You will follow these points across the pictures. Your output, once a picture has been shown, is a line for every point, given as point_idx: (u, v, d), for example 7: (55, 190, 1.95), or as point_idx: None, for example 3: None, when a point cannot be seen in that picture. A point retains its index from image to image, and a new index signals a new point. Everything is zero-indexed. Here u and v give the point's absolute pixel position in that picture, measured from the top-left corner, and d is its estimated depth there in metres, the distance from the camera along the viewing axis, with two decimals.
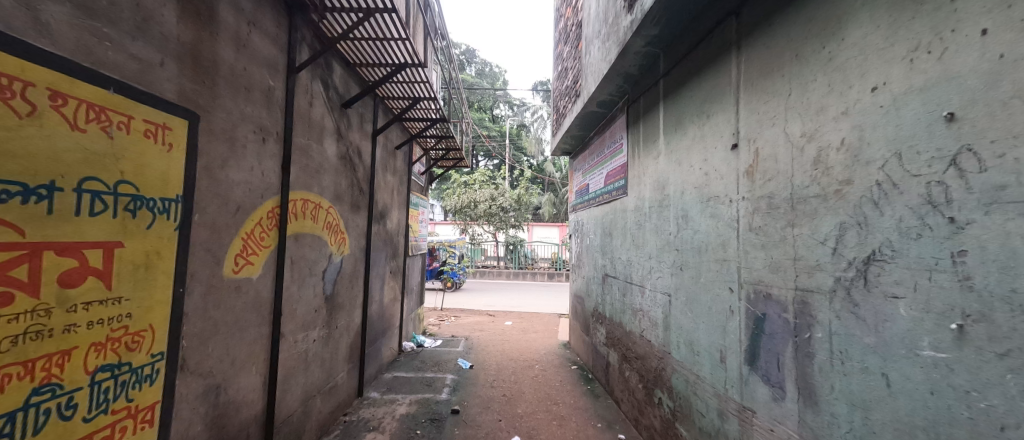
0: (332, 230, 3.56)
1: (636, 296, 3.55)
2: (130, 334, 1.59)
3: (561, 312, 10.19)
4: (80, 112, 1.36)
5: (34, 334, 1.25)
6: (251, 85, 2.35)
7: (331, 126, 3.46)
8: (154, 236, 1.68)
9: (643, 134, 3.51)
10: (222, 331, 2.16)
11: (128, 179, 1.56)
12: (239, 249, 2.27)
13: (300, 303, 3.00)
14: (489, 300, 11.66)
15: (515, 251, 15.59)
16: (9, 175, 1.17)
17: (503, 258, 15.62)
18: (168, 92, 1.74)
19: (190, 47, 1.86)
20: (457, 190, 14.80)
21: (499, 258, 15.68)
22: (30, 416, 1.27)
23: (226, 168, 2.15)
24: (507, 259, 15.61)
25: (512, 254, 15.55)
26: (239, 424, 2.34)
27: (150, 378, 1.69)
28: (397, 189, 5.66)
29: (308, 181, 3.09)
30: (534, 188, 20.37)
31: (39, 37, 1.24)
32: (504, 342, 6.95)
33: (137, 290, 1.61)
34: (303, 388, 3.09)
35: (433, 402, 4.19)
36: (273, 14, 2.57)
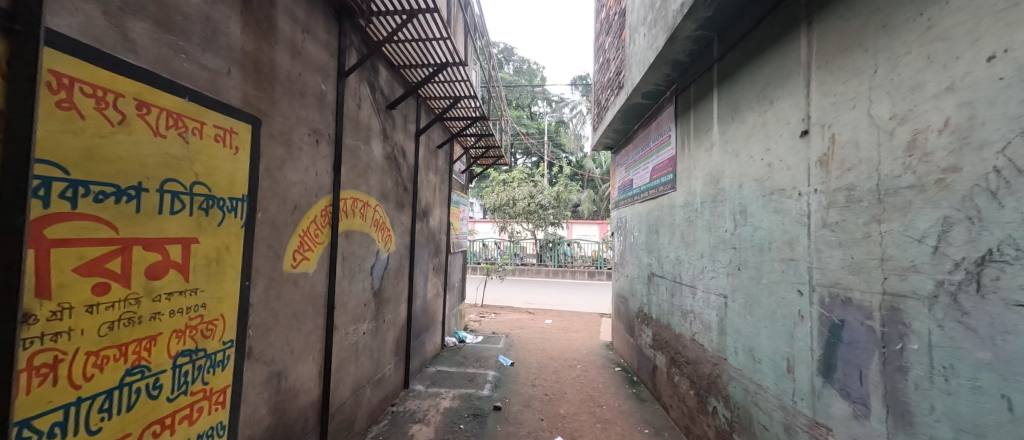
0: (379, 227, 3.69)
1: (686, 297, 3.36)
2: (205, 323, 1.73)
3: (600, 311, 10.00)
4: (160, 119, 1.49)
5: (127, 321, 1.39)
6: (305, 90, 2.48)
7: (377, 127, 3.59)
8: (223, 233, 1.82)
9: (693, 124, 3.31)
10: (283, 322, 2.30)
11: (201, 180, 1.70)
12: (297, 245, 2.40)
13: (350, 297, 3.15)
14: (529, 298, 11.65)
15: (554, 249, 15.52)
16: (104, 178, 1.29)
17: (542, 256, 15.60)
18: (234, 98, 1.87)
19: (251, 55, 1.98)
20: (496, 188, 14.96)
21: (538, 256, 15.69)
22: (125, 393, 1.41)
23: (285, 169, 2.28)
24: (546, 257, 15.59)
25: (551, 252, 15.52)
26: (298, 411, 2.49)
27: (221, 364, 1.83)
28: (439, 187, 5.78)
29: (356, 180, 3.22)
30: (574, 185, 20.09)
31: (125, 52, 1.36)
32: (544, 341, 6.89)
33: (210, 281, 1.74)
34: (353, 379, 3.23)
35: (475, 398, 4.23)
36: (324, 21, 2.70)
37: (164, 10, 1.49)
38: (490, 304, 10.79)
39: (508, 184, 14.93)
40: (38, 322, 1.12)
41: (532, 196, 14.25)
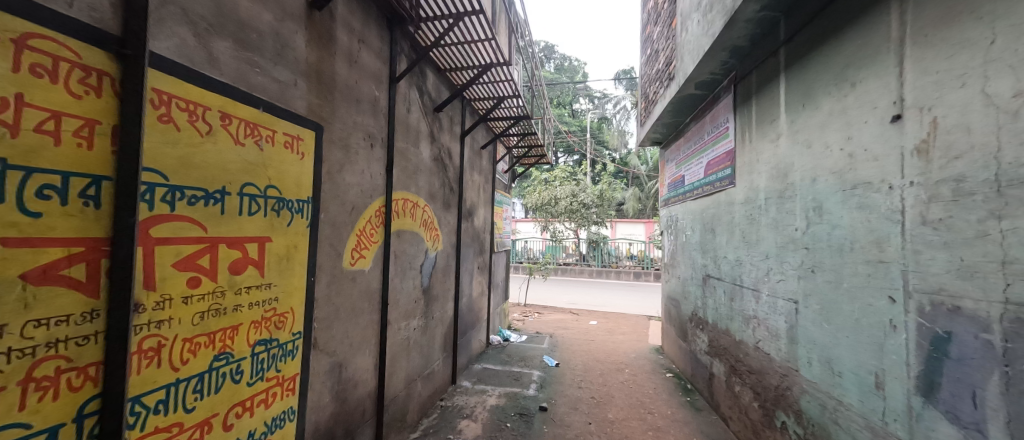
0: (428, 227, 3.82)
1: (748, 301, 3.12)
2: (278, 315, 1.88)
3: (647, 314, 9.64)
4: (239, 128, 1.63)
5: (214, 311, 1.54)
6: (361, 97, 2.61)
7: (425, 130, 3.70)
8: (292, 232, 1.96)
9: (756, 113, 3.06)
10: (343, 316, 2.44)
11: (274, 184, 1.84)
12: (354, 244, 2.54)
13: (402, 294, 3.28)
14: (572, 298, 11.49)
15: (598, 248, 15.19)
16: (195, 183, 1.44)
17: (586, 256, 15.34)
18: (300, 107, 2.01)
19: (314, 66, 2.12)
20: (539, 187, 14.91)
21: (582, 256, 15.43)
22: (214, 377, 1.57)
23: (343, 172, 2.42)
24: (589, 257, 15.31)
25: (595, 251, 15.22)
26: (357, 400, 2.64)
27: (291, 353, 1.98)
28: (483, 187, 5.87)
29: (407, 182, 3.35)
30: (617, 182, 19.51)
31: (210, 69, 1.50)
32: (589, 342, 6.76)
33: (281, 277, 1.89)
34: (406, 372, 3.37)
35: (521, 397, 4.24)
36: (377, 30, 2.82)
37: (242, 29, 1.64)
38: (533, 304, 10.79)
39: (550, 183, 14.84)
40: (146, 310, 1.27)
41: (575, 195, 14.03)
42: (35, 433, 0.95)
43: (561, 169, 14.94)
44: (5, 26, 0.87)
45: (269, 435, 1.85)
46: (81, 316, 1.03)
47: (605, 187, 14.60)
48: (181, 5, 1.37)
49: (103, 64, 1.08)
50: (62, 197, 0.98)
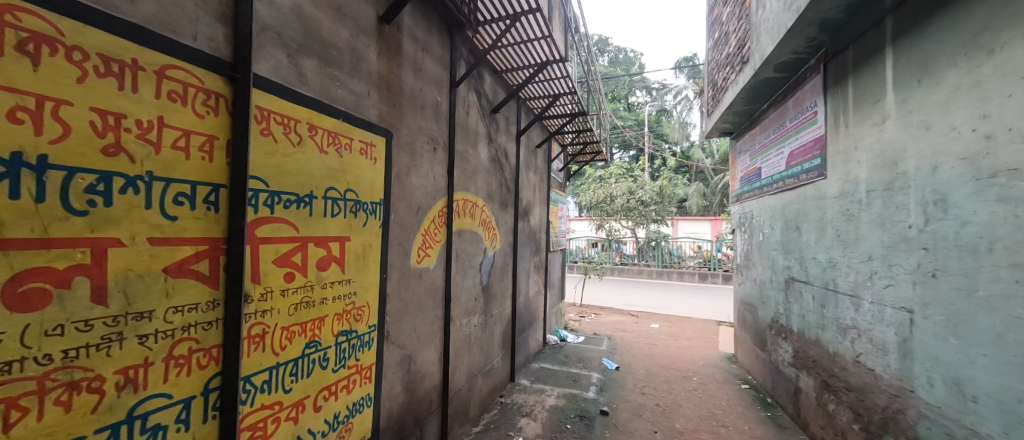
0: (486, 226, 3.90)
1: (844, 308, 2.75)
2: (356, 308, 2.04)
3: (713, 318, 8.98)
4: (323, 138, 1.79)
5: (305, 304, 1.71)
6: (425, 103, 2.74)
7: (483, 132, 3.79)
8: (367, 232, 2.11)
9: (854, 94, 2.68)
10: (411, 311, 2.58)
11: (352, 187, 2.00)
12: (420, 243, 2.68)
13: (463, 291, 3.39)
14: (631, 299, 11.04)
15: (658, 248, 14.46)
16: (288, 188, 1.61)
17: (645, 256, 14.68)
18: (372, 116, 2.16)
19: (383, 76, 2.27)
20: (594, 184, 14.57)
21: (641, 255, 14.79)
22: (306, 361, 1.74)
23: (410, 175, 2.56)
24: (649, 257, 14.63)
25: (654, 251, 14.51)
26: (425, 391, 2.78)
27: (368, 344, 2.13)
28: (539, 186, 5.87)
29: (466, 183, 3.45)
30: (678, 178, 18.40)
31: (300, 85, 1.67)
32: (651, 346, 6.45)
33: (359, 273, 2.05)
34: (467, 367, 3.47)
35: (581, 399, 4.17)
36: (439, 37, 2.94)
37: (324, 48, 1.80)
38: (588, 304, 10.57)
39: (605, 181, 14.43)
40: (253, 301, 1.45)
41: (632, 192, 13.46)
42: (175, 402, 1.12)
43: (617, 165, 14.46)
44: (148, 60, 1.03)
45: (350, 418, 2.01)
46: (206, 305, 1.20)
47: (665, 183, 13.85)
48: (276, 30, 1.54)
49: (219, 86, 1.24)
50: (191, 202, 1.15)
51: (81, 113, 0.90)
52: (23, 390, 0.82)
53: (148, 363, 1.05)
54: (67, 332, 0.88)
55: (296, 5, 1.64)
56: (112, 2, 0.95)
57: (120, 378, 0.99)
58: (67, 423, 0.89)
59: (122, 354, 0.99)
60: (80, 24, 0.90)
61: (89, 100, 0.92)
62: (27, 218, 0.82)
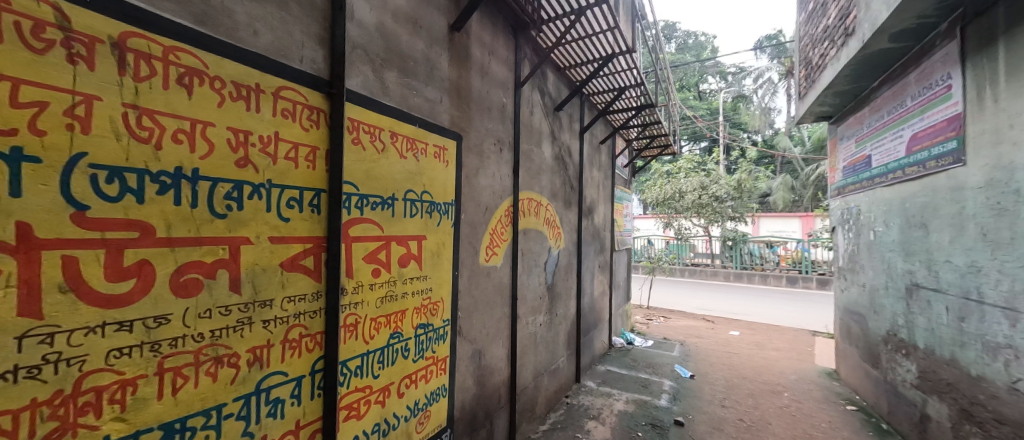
0: (551, 225, 3.90)
1: (996, 324, 2.26)
2: (432, 303, 2.16)
3: (804, 327, 7.96)
4: (403, 144, 1.93)
5: (389, 297, 1.86)
6: (492, 105, 2.81)
7: (547, 130, 3.78)
8: (441, 231, 2.23)
9: (1008, 60, 2.18)
10: (481, 308, 2.67)
11: (428, 189, 2.12)
12: (488, 242, 2.75)
13: (529, 290, 3.42)
14: (706, 303, 10.23)
15: (736, 248, 13.20)
16: (374, 192, 1.76)
17: (721, 256, 13.50)
18: (444, 121, 2.27)
19: (454, 82, 2.37)
20: (661, 180, 13.77)
21: (716, 256, 13.64)
22: (391, 350, 1.89)
23: (479, 176, 2.64)
24: (725, 258, 13.42)
25: (731, 251, 13.28)
26: (494, 386, 2.85)
27: (443, 337, 2.25)
28: (603, 184, 5.70)
29: (531, 182, 3.47)
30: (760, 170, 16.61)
31: (383, 96, 1.81)
32: (731, 355, 5.90)
33: (434, 270, 2.17)
34: (534, 365, 3.50)
35: (652, 407, 3.96)
36: (504, 40, 2.99)
37: (403, 59, 1.93)
38: (656, 307, 10.02)
39: (674, 176, 13.56)
40: (348, 293, 1.61)
41: (704, 187, 12.47)
42: (290, 379, 1.29)
43: (687, 159, 13.54)
44: (267, 83, 1.19)
45: (428, 406, 2.14)
46: (312, 295, 1.36)
47: (744, 176, 12.62)
48: (363, 47, 1.69)
49: (320, 102, 1.39)
50: (300, 206, 1.31)
51: (221, 132, 1.07)
52: (184, 361, 1.00)
53: (270, 344, 1.22)
54: (213, 315, 1.06)
55: (380, 22, 1.79)
56: (241, 36, 1.12)
57: (250, 356, 1.16)
58: (214, 391, 1.07)
59: (251, 335, 1.16)
60: (220, 57, 1.06)
61: (226, 120, 1.09)
62: (186, 221, 0.99)
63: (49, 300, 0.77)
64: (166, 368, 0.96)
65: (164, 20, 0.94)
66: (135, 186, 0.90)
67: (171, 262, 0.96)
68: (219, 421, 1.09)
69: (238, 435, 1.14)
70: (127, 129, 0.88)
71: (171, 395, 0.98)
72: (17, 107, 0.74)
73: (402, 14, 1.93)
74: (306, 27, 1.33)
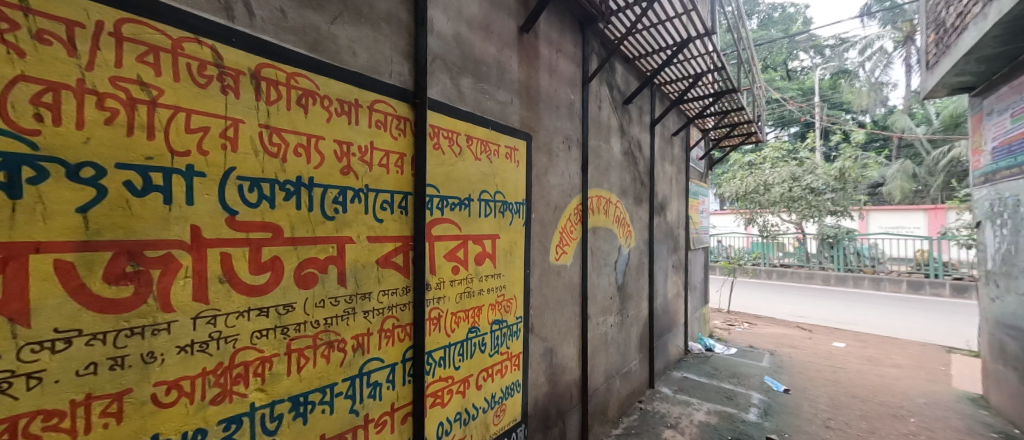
0: (621, 223, 3.76)
1: None
2: (506, 300, 2.22)
3: (934, 342, 6.66)
4: (477, 147, 2.00)
5: (467, 293, 1.95)
6: (560, 103, 2.79)
7: (616, 125, 3.64)
8: (513, 230, 2.28)
9: None
10: (551, 307, 2.67)
11: (500, 189, 2.17)
12: (558, 240, 2.75)
13: (599, 289, 3.34)
14: (800, 310, 9.07)
15: (838, 247, 11.51)
16: (452, 193, 1.86)
17: (819, 256, 11.88)
18: (515, 122, 2.31)
19: (523, 83, 2.41)
20: (742, 172, 12.48)
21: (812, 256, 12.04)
22: (469, 344, 1.97)
23: (548, 175, 2.64)
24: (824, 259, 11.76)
25: (832, 251, 11.62)
26: (566, 386, 2.84)
27: (516, 334, 2.30)
28: (676, 178, 5.35)
29: (600, 179, 3.38)
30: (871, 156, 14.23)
31: (460, 102, 1.90)
32: (836, 370, 5.15)
33: (507, 267, 2.23)
34: (605, 367, 3.41)
35: (738, 420, 3.62)
36: (571, 36, 2.95)
37: (477, 65, 2.01)
38: (738, 311, 9.13)
39: (758, 167, 12.20)
40: (432, 288, 1.73)
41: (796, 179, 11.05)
42: (386, 364, 1.42)
43: (774, 147, 12.16)
44: (364, 98, 1.33)
45: (504, 400, 2.21)
46: (402, 290, 1.48)
47: (849, 164, 10.95)
48: (441, 57, 1.80)
49: (406, 112, 1.50)
50: (391, 208, 1.43)
51: (329, 144, 1.22)
52: (305, 344, 1.16)
53: (369, 333, 1.35)
54: (326, 304, 1.21)
55: (456, 31, 1.88)
56: (343, 58, 1.27)
57: (355, 342, 1.30)
58: (328, 372, 1.22)
59: (355, 324, 1.30)
60: (328, 78, 1.21)
61: (333, 133, 1.23)
62: (304, 223, 1.14)
63: (213, 288, 0.95)
64: (293, 348, 1.12)
65: (287, 50, 1.10)
66: (268, 194, 1.06)
67: (294, 258, 1.12)
68: (332, 398, 1.24)
69: (347, 412, 1.29)
70: (262, 146, 1.05)
71: (296, 373, 1.14)
72: (190, 132, 0.91)
73: (476, 22, 2.01)
74: (394, 44, 1.46)
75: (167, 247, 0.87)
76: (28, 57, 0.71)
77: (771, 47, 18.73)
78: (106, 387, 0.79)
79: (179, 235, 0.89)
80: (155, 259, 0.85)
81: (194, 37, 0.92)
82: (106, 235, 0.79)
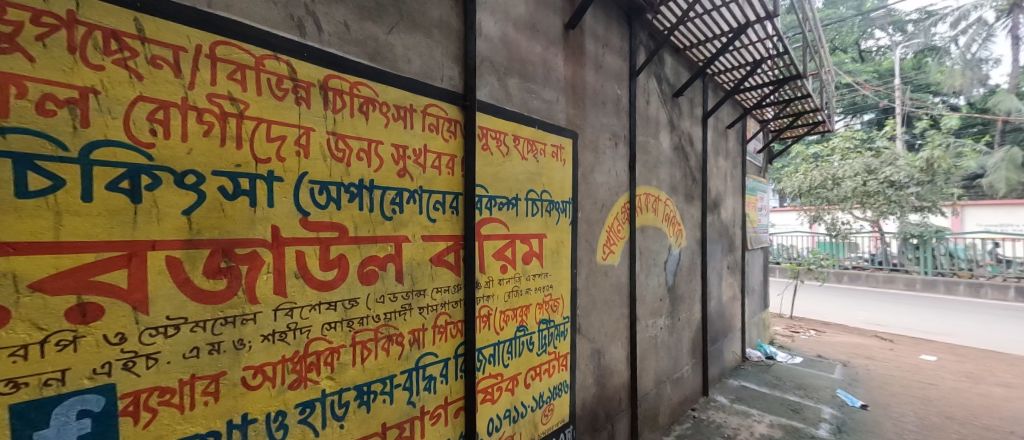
0: (671, 221, 3.60)
1: None
2: (553, 300, 2.21)
3: None
4: (524, 146, 2.01)
5: (515, 292, 1.97)
6: (607, 99, 2.73)
7: (665, 119, 3.49)
8: (559, 229, 2.26)
9: None
10: (599, 307, 2.62)
11: (547, 189, 2.16)
12: (605, 239, 2.68)
13: (648, 290, 3.21)
14: (877, 317, 8.15)
15: (925, 247, 10.19)
16: (499, 193, 1.88)
17: (901, 258, 10.74)
18: (561, 120, 2.30)
19: (569, 80, 2.38)
20: (807, 165, 11.42)
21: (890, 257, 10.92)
22: (517, 342, 1.99)
23: (595, 173, 2.59)
24: (906, 261, 10.65)
25: (918, 252, 10.31)
26: (614, 389, 2.76)
27: (563, 334, 2.29)
28: (731, 174, 5.01)
29: (649, 176, 3.26)
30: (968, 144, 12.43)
31: (507, 103, 1.92)
32: (926, 386, 4.56)
33: (553, 266, 2.21)
34: (655, 372, 3.28)
35: (806, 436, 3.33)
36: (618, 29, 2.87)
37: (523, 66, 2.02)
38: (803, 317, 8.38)
39: (826, 159, 11.10)
40: (482, 287, 1.77)
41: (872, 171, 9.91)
42: (439, 359, 1.47)
43: (843, 137, 10.98)
44: (418, 103, 1.39)
45: (552, 400, 2.20)
46: (454, 287, 1.53)
47: (938, 153, 9.48)
48: (489, 59, 1.83)
49: (457, 114, 1.54)
50: (443, 208, 1.48)
51: (387, 148, 1.28)
52: (368, 337, 1.23)
53: (424, 328, 1.41)
54: (385, 300, 1.27)
55: (503, 33, 1.90)
56: (399, 66, 1.33)
57: (412, 337, 1.36)
58: (387, 364, 1.29)
59: (411, 320, 1.36)
60: (385, 85, 1.27)
61: (391, 138, 1.29)
62: (366, 223, 1.22)
63: (290, 284, 1.04)
64: (357, 341, 1.20)
65: (350, 61, 1.18)
66: (335, 197, 1.14)
67: (358, 256, 1.19)
68: (391, 388, 1.31)
69: (404, 403, 1.35)
70: (329, 152, 1.13)
71: (360, 364, 1.21)
72: (270, 141, 1.00)
73: (522, 22, 2.02)
74: (445, 49, 1.51)
75: (253, 245, 0.97)
76: (145, 79, 0.81)
77: (840, 26, 16.96)
78: (206, 369, 0.89)
79: (262, 235, 0.98)
80: (243, 256, 0.95)
81: (273, 54, 1.01)
82: (205, 235, 0.88)
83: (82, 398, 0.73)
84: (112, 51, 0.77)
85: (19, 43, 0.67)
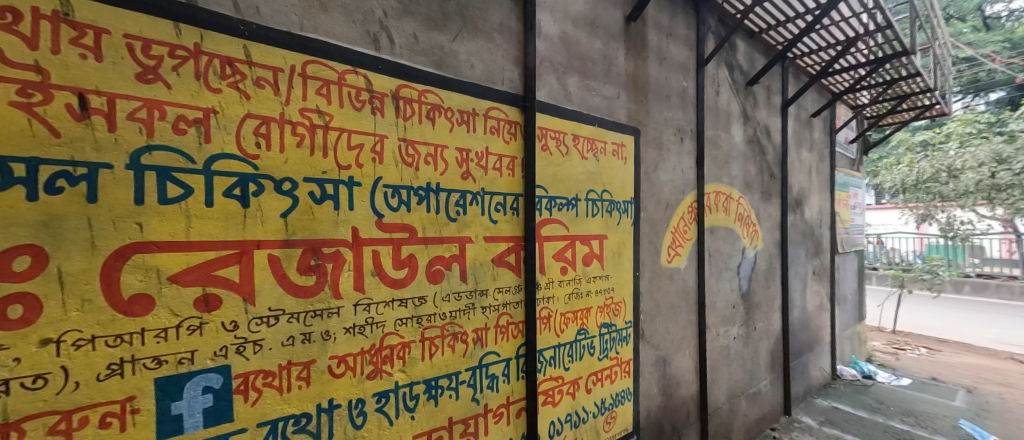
0: (745, 221, 3.30)
1: None
2: (615, 303, 2.14)
3: None
4: (584, 145, 1.97)
5: (575, 294, 1.93)
6: (671, 92, 2.58)
7: (738, 110, 3.21)
8: (621, 230, 2.17)
9: None
10: (664, 313, 2.48)
11: (607, 188, 2.09)
12: (671, 241, 2.53)
13: (719, 296, 2.97)
14: (1013, 336, 6.75)
15: None
16: (559, 194, 1.86)
17: None
18: (622, 117, 2.21)
19: (630, 75, 2.28)
20: (912, 156, 9.84)
21: None
22: (577, 346, 1.95)
23: (658, 171, 2.46)
24: None
25: None
26: (682, 400, 2.59)
27: (626, 339, 2.20)
28: (817, 168, 4.47)
29: (719, 172, 3.02)
30: None
31: (566, 102, 1.90)
32: None
33: (615, 269, 2.14)
34: (727, 385, 3.02)
35: None
36: (684, 17, 2.70)
37: (583, 63, 1.98)
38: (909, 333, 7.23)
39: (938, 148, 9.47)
40: (542, 288, 1.76)
41: None
42: (501, 359, 1.49)
43: (962, 121, 9.29)
44: (481, 107, 1.42)
45: (614, 407, 2.12)
46: (515, 288, 1.54)
47: None
48: (549, 59, 1.82)
49: (517, 116, 1.56)
50: (504, 209, 1.50)
51: (452, 152, 1.33)
52: (435, 333, 1.28)
53: (487, 327, 1.44)
54: (451, 299, 1.32)
55: (562, 31, 1.88)
56: (463, 72, 1.38)
57: (475, 336, 1.40)
58: (453, 360, 1.34)
59: (474, 319, 1.39)
60: (450, 92, 1.32)
61: (455, 142, 1.34)
62: (432, 225, 1.27)
63: (368, 281, 1.12)
64: (426, 337, 1.26)
65: (418, 71, 1.24)
66: (405, 200, 1.21)
67: (425, 256, 1.25)
68: (457, 385, 1.35)
69: (469, 400, 1.39)
70: (401, 158, 1.20)
71: (428, 359, 1.27)
72: (351, 150, 1.09)
73: (582, 18, 1.98)
74: (506, 52, 1.53)
75: (337, 245, 1.06)
76: (252, 99, 0.92)
77: None
78: (300, 356, 1.00)
79: (344, 236, 1.07)
80: (329, 255, 1.04)
81: (353, 69, 1.10)
82: (299, 235, 0.99)
83: (205, 376, 0.85)
84: (227, 75, 0.89)
85: (161, 73, 0.80)
